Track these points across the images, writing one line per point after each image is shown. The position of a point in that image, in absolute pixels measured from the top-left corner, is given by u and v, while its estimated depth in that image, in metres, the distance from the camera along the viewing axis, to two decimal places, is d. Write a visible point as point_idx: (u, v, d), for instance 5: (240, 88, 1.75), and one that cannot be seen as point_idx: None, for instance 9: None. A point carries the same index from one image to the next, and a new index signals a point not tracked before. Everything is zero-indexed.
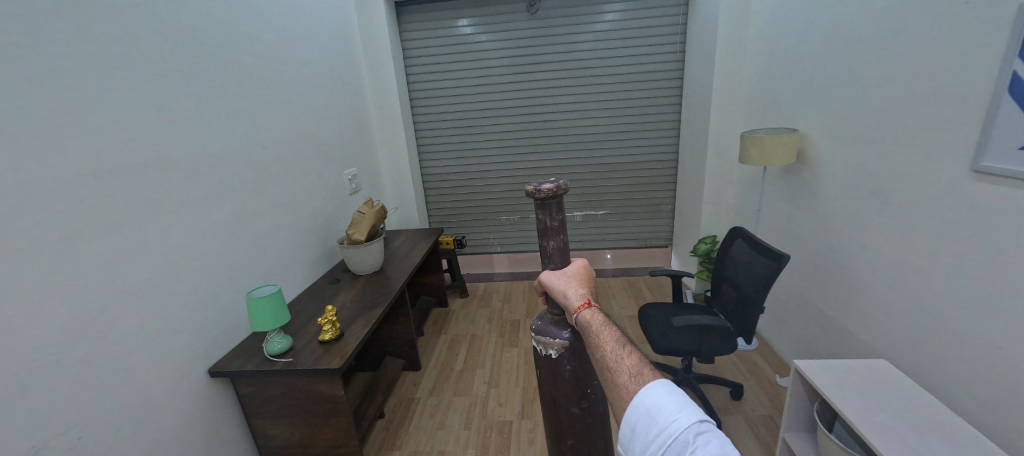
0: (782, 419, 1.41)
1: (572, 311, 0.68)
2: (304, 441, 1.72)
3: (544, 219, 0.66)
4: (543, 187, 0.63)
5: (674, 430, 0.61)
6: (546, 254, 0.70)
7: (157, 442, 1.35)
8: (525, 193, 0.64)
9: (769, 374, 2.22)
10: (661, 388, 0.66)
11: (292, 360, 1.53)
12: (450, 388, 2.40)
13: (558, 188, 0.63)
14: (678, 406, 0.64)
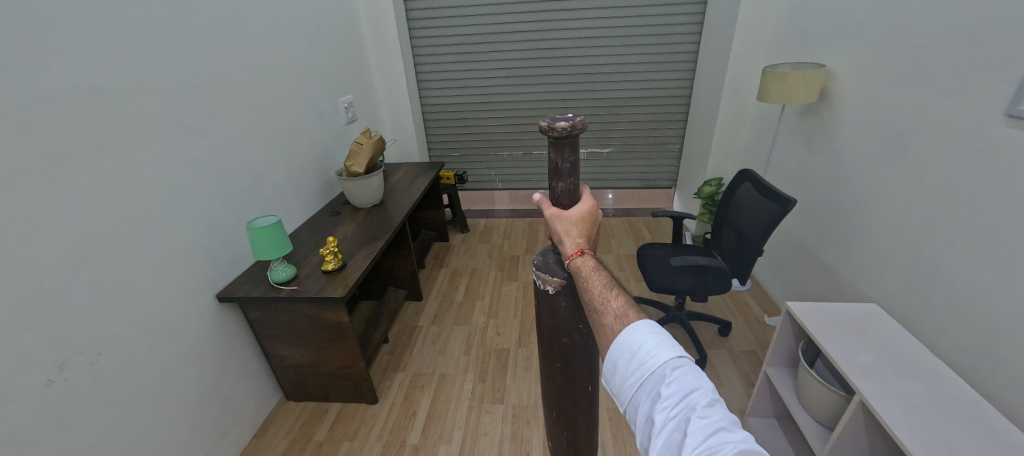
0: (766, 355, 1.48)
1: (568, 254, 0.75)
2: (314, 362, 1.83)
3: (556, 158, 0.71)
4: (558, 126, 0.66)
5: (655, 367, 0.65)
6: (554, 195, 0.75)
7: (173, 359, 1.44)
8: (541, 130, 0.68)
9: (758, 313, 2.30)
10: (643, 327, 0.68)
11: (298, 288, 1.57)
12: (451, 318, 2.51)
13: (573, 128, 0.67)
14: (658, 343, 0.66)
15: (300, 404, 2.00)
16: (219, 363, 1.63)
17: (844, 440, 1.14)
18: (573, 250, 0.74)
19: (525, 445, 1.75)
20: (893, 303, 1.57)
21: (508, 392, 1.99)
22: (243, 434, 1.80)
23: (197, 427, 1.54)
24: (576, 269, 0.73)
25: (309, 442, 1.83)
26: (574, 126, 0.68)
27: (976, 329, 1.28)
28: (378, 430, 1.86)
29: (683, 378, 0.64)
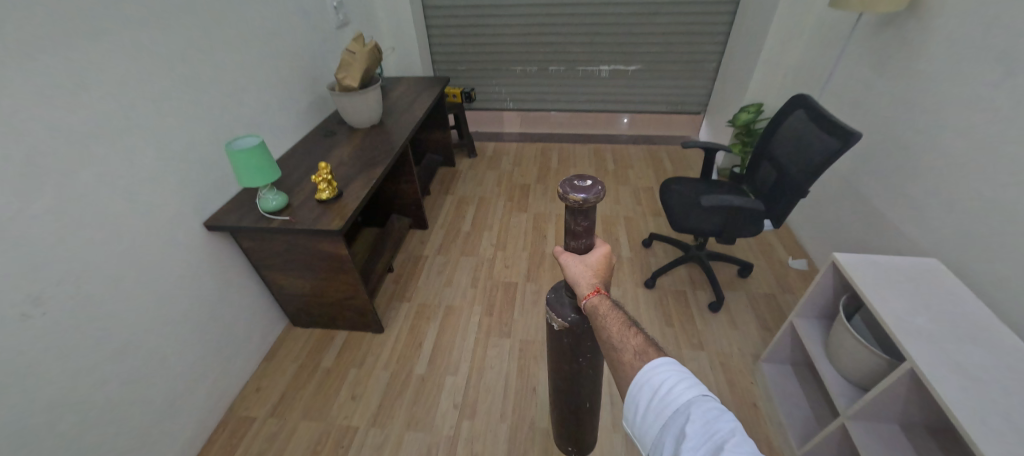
0: (797, 304, 1.38)
1: (584, 295, 0.79)
2: (317, 291, 1.76)
3: (571, 223, 0.76)
4: (572, 198, 0.71)
5: (679, 403, 0.65)
6: (569, 248, 0.81)
7: (163, 290, 1.37)
8: (556, 197, 0.73)
9: (782, 254, 2.18)
10: (664, 364, 0.70)
11: (290, 219, 1.44)
12: (457, 248, 2.42)
13: (585, 202, 0.70)
14: (680, 380, 0.67)
15: (306, 330, 1.99)
16: (216, 292, 1.57)
17: (875, 402, 1.08)
18: (589, 292, 0.79)
19: (532, 379, 1.75)
20: (941, 253, 1.42)
21: (515, 327, 1.96)
22: (250, 358, 1.80)
23: (198, 354, 1.53)
24: (593, 313, 0.77)
25: (317, 368, 1.83)
26: (592, 196, 0.71)
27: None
28: (384, 359, 1.85)
29: (709, 416, 0.63)
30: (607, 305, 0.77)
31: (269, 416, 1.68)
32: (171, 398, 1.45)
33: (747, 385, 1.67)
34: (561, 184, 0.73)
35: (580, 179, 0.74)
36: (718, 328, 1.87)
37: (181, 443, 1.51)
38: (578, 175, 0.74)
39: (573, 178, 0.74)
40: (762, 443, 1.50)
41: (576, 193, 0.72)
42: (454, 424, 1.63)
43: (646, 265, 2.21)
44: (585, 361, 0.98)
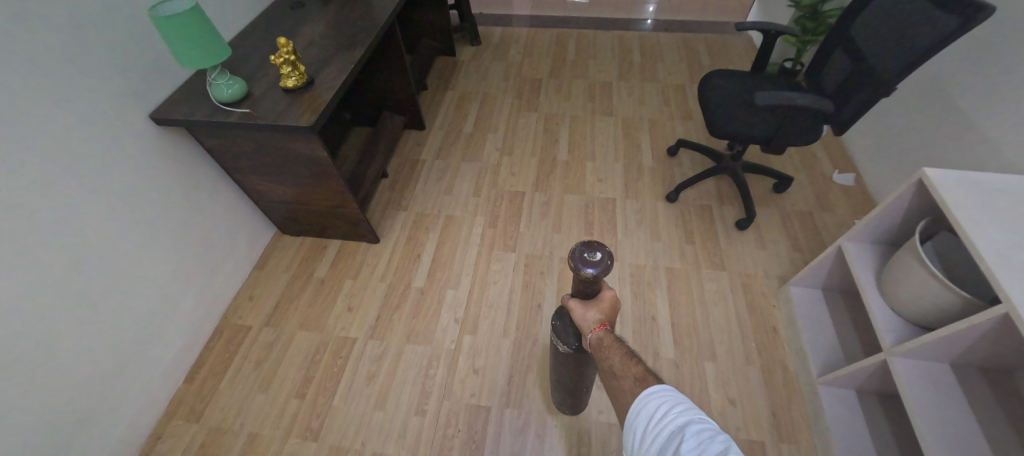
0: (851, 228, 1.18)
1: (590, 331, 0.81)
2: (300, 199, 1.59)
3: (580, 284, 0.78)
4: (585, 269, 0.72)
5: (673, 425, 0.64)
6: (576, 294, 0.83)
7: (107, 192, 1.19)
8: (567, 266, 0.74)
9: (826, 168, 1.94)
10: (662, 390, 0.70)
11: (251, 111, 1.19)
12: (458, 152, 2.17)
13: (598, 272, 0.72)
14: (676, 403, 0.67)
15: (297, 238, 1.85)
16: (185, 196, 1.43)
17: (933, 344, 0.95)
18: (595, 332, 0.80)
19: (537, 295, 1.64)
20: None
21: (521, 240, 1.80)
22: (239, 266, 1.69)
23: (175, 261, 1.43)
24: (597, 352, 0.79)
25: (310, 278, 1.73)
26: (603, 263, 0.72)
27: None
28: (381, 270, 1.74)
29: (703, 436, 0.61)
30: (612, 342, 0.78)
31: (264, 326, 1.61)
32: (152, 307, 1.37)
33: (769, 307, 1.55)
34: (572, 249, 0.74)
35: (590, 242, 0.75)
36: (743, 248, 1.71)
37: (175, 351, 1.47)
38: (590, 239, 0.74)
39: (584, 242, 0.75)
40: (777, 367, 1.43)
41: (588, 261, 0.73)
42: (455, 338, 1.55)
43: (668, 176, 1.99)
44: (582, 372, 1.04)
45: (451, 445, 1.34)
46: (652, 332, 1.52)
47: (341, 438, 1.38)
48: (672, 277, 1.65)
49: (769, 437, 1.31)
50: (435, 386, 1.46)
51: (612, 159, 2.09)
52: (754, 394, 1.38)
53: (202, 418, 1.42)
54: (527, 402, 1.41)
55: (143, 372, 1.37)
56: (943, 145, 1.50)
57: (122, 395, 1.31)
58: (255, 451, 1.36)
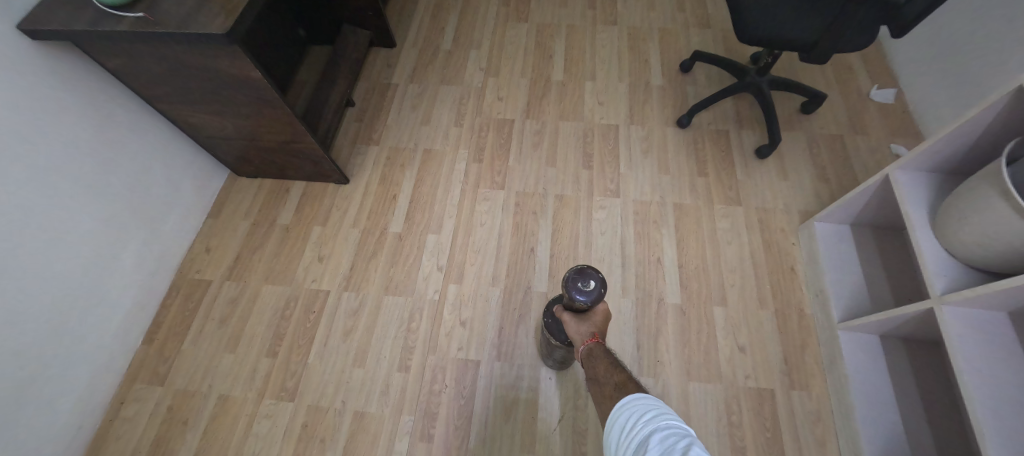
0: (907, 153, 0.98)
1: (582, 343, 0.89)
2: (245, 134, 1.37)
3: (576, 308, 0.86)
4: (578, 298, 0.81)
5: (640, 433, 0.60)
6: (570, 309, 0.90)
7: None
8: (563, 293, 0.83)
9: (862, 84, 1.68)
10: (638, 399, 0.67)
11: (146, 16, 0.98)
12: (436, 73, 1.87)
13: (591, 299, 0.81)
14: (648, 410, 0.62)
15: (255, 181, 1.64)
16: (95, 131, 1.19)
17: (1005, 291, 0.78)
18: (586, 344, 0.88)
19: (530, 238, 1.46)
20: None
21: (510, 176, 1.58)
22: (188, 214, 1.50)
23: (99, 207, 1.23)
24: (587, 360, 0.86)
25: (273, 225, 1.53)
26: (594, 291, 0.81)
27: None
28: (352, 215, 1.54)
29: (666, 442, 0.55)
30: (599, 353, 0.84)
31: (226, 280, 1.45)
32: (84, 260, 1.20)
33: (787, 245, 1.39)
34: (566, 277, 0.83)
35: (584, 270, 0.83)
36: (761, 179, 1.51)
37: (125, 310, 1.32)
38: (583, 267, 0.83)
39: (579, 270, 0.83)
40: (792, 310, 1.29)
41: (581, 289, 0.82)
42: (438, 288, 1.40)
43: (679, 96, 1.73)
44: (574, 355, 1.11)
45: (438, 402, 1.23)
46: (657, 276, 1.36)
47: (319, 398, 1.25)
48: (680, 213, 1.46)
49: (780, 385, 1.20)
50: (418, 340, 1.32)
51: (615, 77, 1.81)
52: (765, 340, 1.26)
53: (166, 381, 1.31)
54: (519, 354, 1.29)
55: (89, 334, 1.23)
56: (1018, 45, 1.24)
57: (67, 361, 1.17)
58: (227, 414, 1.25)
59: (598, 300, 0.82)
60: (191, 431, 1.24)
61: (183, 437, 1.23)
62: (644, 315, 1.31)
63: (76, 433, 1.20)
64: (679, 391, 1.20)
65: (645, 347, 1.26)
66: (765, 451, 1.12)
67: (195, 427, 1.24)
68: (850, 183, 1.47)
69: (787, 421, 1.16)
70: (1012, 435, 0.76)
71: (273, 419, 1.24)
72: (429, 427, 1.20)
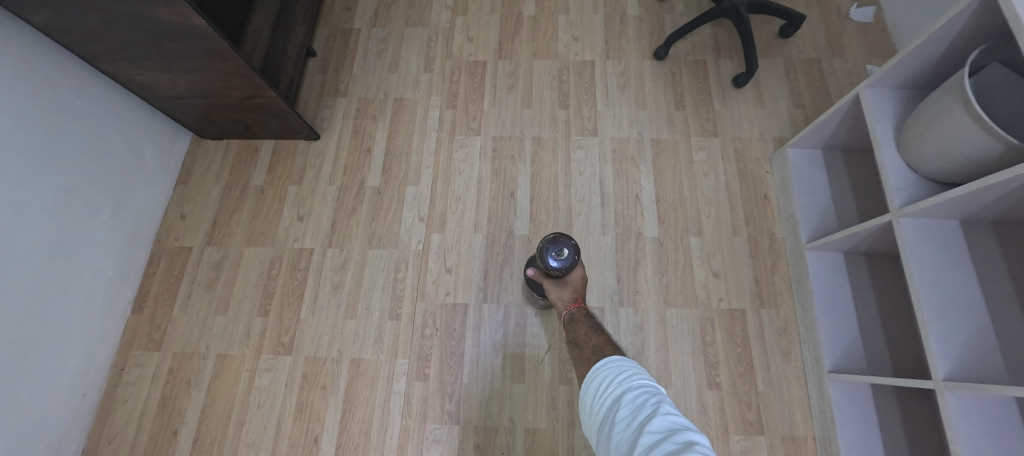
0: (878, 70, 0.98)
1: (567, 307, 1.01)
2: (202, 91, 1.30)
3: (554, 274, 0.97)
4: (554, 269, 0.92)
5: (614, 393, 0.64)
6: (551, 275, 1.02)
7: None
8: (540, 265, 0.94)
9: (842, 3, 1.63)
10: (611, 361, 0.71)
11: None
12: (400, 15, 1.76)
13: (565, 268, 0.92)
14: (621, 372, 0.67)
15: (220, 142, 1.58)
16: (37, 97, 1.12)
17: (959, 200, 0.82)
18: (570, 309, 1.00)
19: (509, 183, 1.46)
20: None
21: (486, 120, 1.55)
22: (156, 181, 1.46)
23: (59, 179, 1.18)
24: (570, 323, 0.97)
25: (247, 187, 1.50)
26: (568, 259, 0.92)
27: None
28: (327, 172, 1.51)
29: (637, 401, 0.59)
30: (581, 317, 0.95)
31: (207, 246, 1.44)
32: (56, 237, 1.18)
33: (760, 173, 1.41)
34: (542, 248, 0.93)
35: (558, 239, 0.93)
36: (738, 109, 1.50)
37: (108, 281, 1.32)
38: (556, 237, 0.93)
39: (552, 239, 0.94)
40: (764, 236, 1.34)
41: (556, 258, 0.93)
42: (421, 238, 1.41)
43: (656, 25, 1.67)
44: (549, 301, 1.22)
45: (431, 345, 1.29)
46: (635, 212, 1.39)
47: (316, 349, 1.30)
48: (658, 148, 1.46)
49: (750, 305, 1.27)
50: (406, 289, 1.36)
51: (590, 7, 1.72)
52: (738, 265, 1.32)
53: (163, 346, 1.34)
54: (505, 296, 1.33)
55: (78, 308, 1.24)
56: None
57: (59, 335, 1.18)
58: (229, 371, 1.30)
59: (573, 266, 0.93)
60: (195, 389, 1.29)
61: (188, 395, 1.28)
62: (623, 251, 1.35)
63: (82, 400, 1.25)
64: (657, 318, 1.28)
65: (624, 280, 1.32)
66: (735, 364, 1.22)
67: (199, 386, 1.29)
68: (825, 108, 1.48)
69: (756, 337, 1.25)
70: (953, 332, 0.83)
71: (273, 371, 1.29)
72: (424, 368, 1.27)
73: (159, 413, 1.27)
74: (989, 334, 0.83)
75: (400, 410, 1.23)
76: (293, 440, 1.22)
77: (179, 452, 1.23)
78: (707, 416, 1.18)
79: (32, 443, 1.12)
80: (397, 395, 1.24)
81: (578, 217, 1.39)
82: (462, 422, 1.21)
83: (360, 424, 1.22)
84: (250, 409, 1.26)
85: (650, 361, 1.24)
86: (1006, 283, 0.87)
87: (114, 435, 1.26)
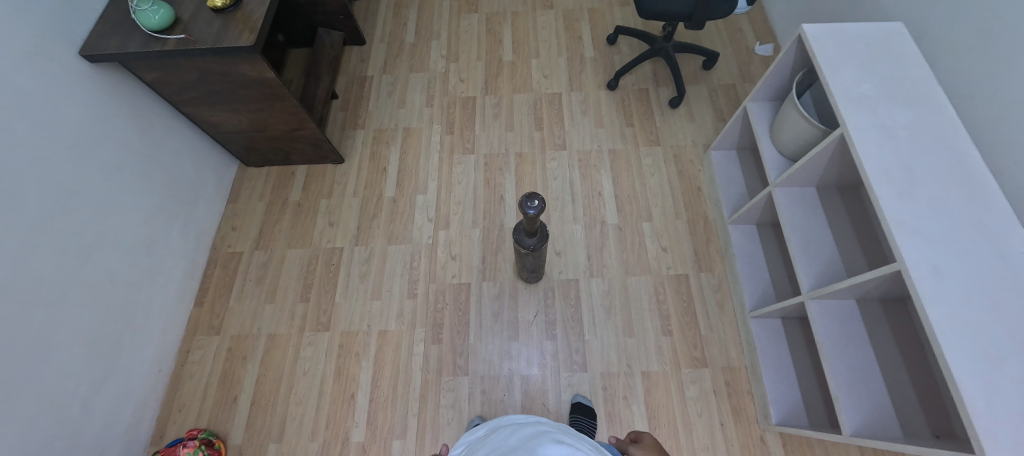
0: (754, 89, 1.41)
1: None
2: (257, 126, 1.68)
3: (529, 220, 1.11)
4: (529, 213, 1.05)
5: None
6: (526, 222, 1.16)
7: (70, 143, 1.25)
8: (519, 213, 1.06)
9: (749, 41, 2.11)
10: None
11: (187, 37, 1.28)
12: (405, 63, 2.19)
13: (537, 212, 1.05)
14: None
15: (263, 169, 1.94)
16: (140, 134, 1.48)
17: (803, 170, 1.21)
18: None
19: (499, 189, 1.83)
20: (897, 5, 1.34)
21: (478, 142, 1.95)
22: (213, 200, 1.80)
23: (151, 196, 1.52)
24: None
25: (286, 202, 1.85)
26: (539, 207, 1.05)
27: (958, 30, 1.14)
28: (352, 187, 1.87)
29: None
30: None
31: (255, 250, 1.77)
32: (146, 241, 1.50)
33: (694, 172, 1.81)
34: (519, 200, 1.05)
35: (531, 194, 1.06)
36: (675, 124, 1.92)
37: (179, 280, 1.63)
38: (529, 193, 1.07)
39: (527, 195, 1.05)
40: (700, 217, 1.72)
41: (530, 206, 1.05)
42: (431, 234, 1.76)
43: (608, 64, 2.12)
44: (538, 266, 1.49)
45: (442, 316, 1.61)
46: (599, 205, 1.77)
47: (349, 325, 1.61)
48: (614, 157, 1.86)
49: (692, 270, 1.63)
50: (421, 274, 1.69)
51: (556, 52, 2.18)
52: (680, 240, 1.69)
53: (221, 331, 1.63)
54: (500, 275, 1.67)
55: (158, 299, 1.54)
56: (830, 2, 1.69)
57: (144, 320, 1.48)
58: (277, 347, 1.59)
59: (543, 213, 1.06)
60: (250, 363, 1.57)
61: (244, 368, 1.57)
62: (591, 235, 1.71)
63: (157, 376, 1.52)
64: (620, 284, 1.62)
65: (593, 257, 1.67)
66: (683, 315, 1.56)
67: (253, 360, 1.58)
68: None
69: (697, 294, 1.60)
70: (814, 260, 1.20)
71: (315, 345, 1.59)
72: (437, 334, 1.58)
73: (220, 384, 1.55)
74: (837, 259, 1.19)
75: (420, 367, 1.53)
76: (334, 397, 1.50)
77: (239, 413, 1.50)
78: (663, 355, 1.51)
79: (123, 406, 1.39)
80: (417, 356, 1.55)
81: (554, 211, 1.76)
82: (471, 374, 1.52)
83: (388, 380, 1.52)
84: (297, 375, 1.54)
85: (616, 317, 1.57)
86: (847, 224, 1.25)
87: (182, 404, 1.52)
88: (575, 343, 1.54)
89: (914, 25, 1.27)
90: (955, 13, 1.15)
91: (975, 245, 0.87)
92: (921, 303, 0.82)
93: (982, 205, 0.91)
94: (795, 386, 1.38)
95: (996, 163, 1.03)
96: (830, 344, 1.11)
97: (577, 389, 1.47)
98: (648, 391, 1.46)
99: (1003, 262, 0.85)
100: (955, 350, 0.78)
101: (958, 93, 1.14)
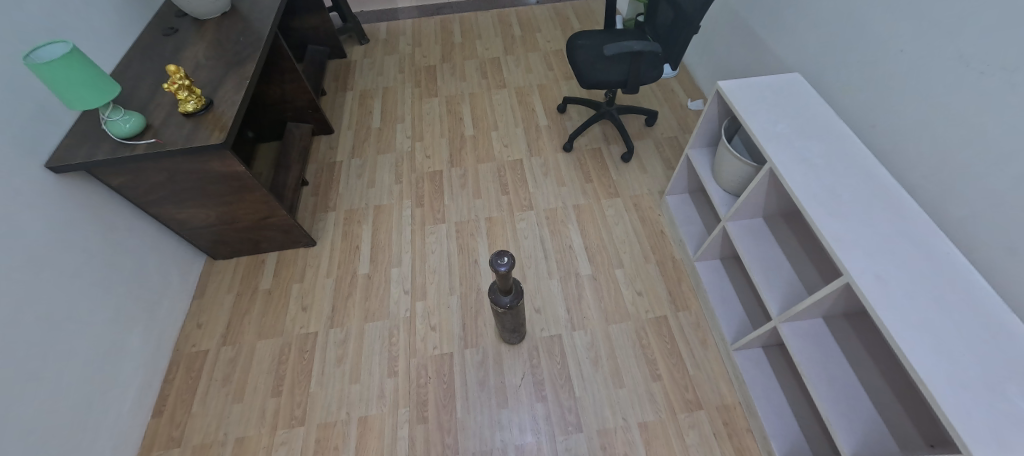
0: (691, 137, 1.56)
1: None
2: (225, 219, 1.69)
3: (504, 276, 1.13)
4: (502, 268, 1.07)
5: None
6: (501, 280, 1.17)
7: (27, 255, 1.22)
8: (494, 271, 1.08)
9: (681, 99, 2.36)
10: None
11: (157, 140, 1.33)
12: (372, 147, 2.30)
13: (509, 266, 1.07)
14: None
15: (231, 261, 1.92)
16: (100, 239, 1.46)
17: (747, 203, 1.32)
18: None
19: (472, 253, 1.86)
20: (794, 57, 1.56)
21: (448, 211, 2.01)
22: (178, 297, 1.74)
23: (111, 299, 1.47)
24: None
25: (256, 291, 1.81)
26: (509, 263, 1.08)
27: (845, 73, 1.33)
28: (324, 269, 1.86)
29: None
30: None
31: (221, 346, 1.68)
32: (102, 348, 1.42)
33: (655, 217, 1.92)
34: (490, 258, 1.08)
35: (500, 251, 1.09)
36: (630, 176, 2.06)
37: (136, 388, 1.51)
38: (500, 250, 1.11)
39: (496, 253, 1.09)
40: (667, 259, 1.79)
41: (501, 263, 1.08)
42: (408, 307, 1.73)
43: (562, 129, 2.30)
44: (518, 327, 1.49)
45: (426, 391, 1.54)
46: (571, 258, 1.81)
47: (326, 416, 1.51)
48: (580, 212, 1.95)
49: (669, 311, 1.66)
50: (400, 349, 1.64)
51: (513, 124, 2.36)
52: (653, 283, 1.73)
53: (183, 441, 1.49)
54: (482, 340, 1.64)
55: (112, 411, 1.41)
56: (737, 59, 1.95)
57: (95, 437, 1.34)
58: (246, 451, 1.46)
59: (514, 267, 1.09)
60: None
61: None
62: (567, 287, 1.74)
63: None
64: (603, 334, 1.62)
65: (573, 310, 1.68)
66: (669, 357, 1.56)
67: None
68: None
69: (679, 334, 1.61)
70: (776, 285, 1.26)
71: (289, 443, 1.46)
72: (422, 412, 1.50)
73: None
74: (797, 281, 1.26)
75: (406, 452, 1.43)
76: None
77: None
78: (657, 402, 1.47)
79: None
80: (401, 440, 1.45)
81: (528, 269, 1.79)
82: (461, 452, 1.42)
83: None
84: None
85: (603, 367, 1.55)
86: (798, 247, 1.33)
87: None
88: (566, 402, 1.49)
89: (810, 72, 1.48)
90: (839, 59, 1.35)
91: (906, 251, 0.96)
92: (875, 312, 0.87)
93: (904, 216, 1.02)
94: (790, 416, 1.36)
95: (907, 180, 1.16)
96: (810, 365, 1.13)
97: (574, 452, 1.40)
98: (648, 444, 1.40)
99: (934, 263, 0.94)
100: (916, 353, 0.81)
101: (859, 123, 1.30)
